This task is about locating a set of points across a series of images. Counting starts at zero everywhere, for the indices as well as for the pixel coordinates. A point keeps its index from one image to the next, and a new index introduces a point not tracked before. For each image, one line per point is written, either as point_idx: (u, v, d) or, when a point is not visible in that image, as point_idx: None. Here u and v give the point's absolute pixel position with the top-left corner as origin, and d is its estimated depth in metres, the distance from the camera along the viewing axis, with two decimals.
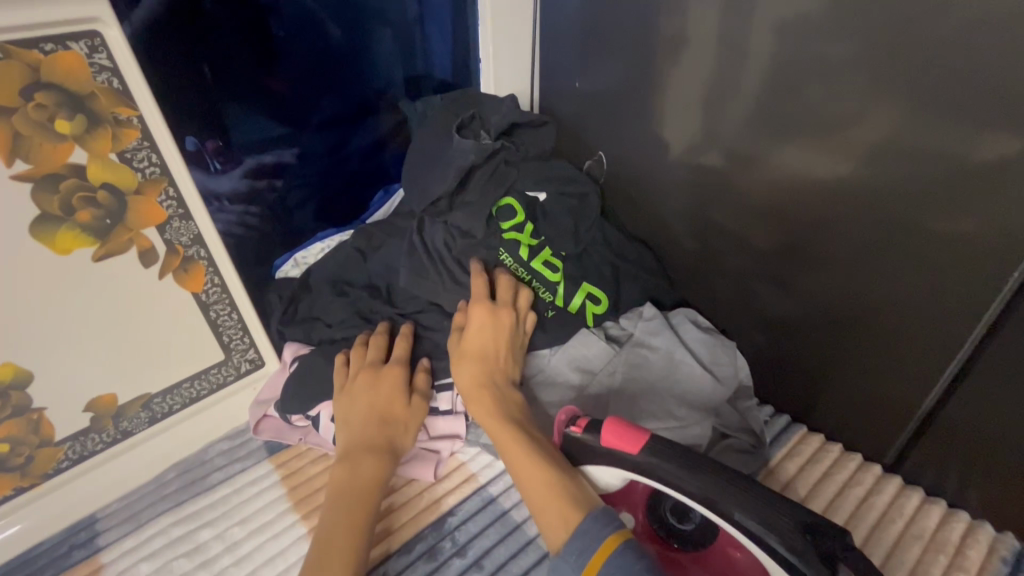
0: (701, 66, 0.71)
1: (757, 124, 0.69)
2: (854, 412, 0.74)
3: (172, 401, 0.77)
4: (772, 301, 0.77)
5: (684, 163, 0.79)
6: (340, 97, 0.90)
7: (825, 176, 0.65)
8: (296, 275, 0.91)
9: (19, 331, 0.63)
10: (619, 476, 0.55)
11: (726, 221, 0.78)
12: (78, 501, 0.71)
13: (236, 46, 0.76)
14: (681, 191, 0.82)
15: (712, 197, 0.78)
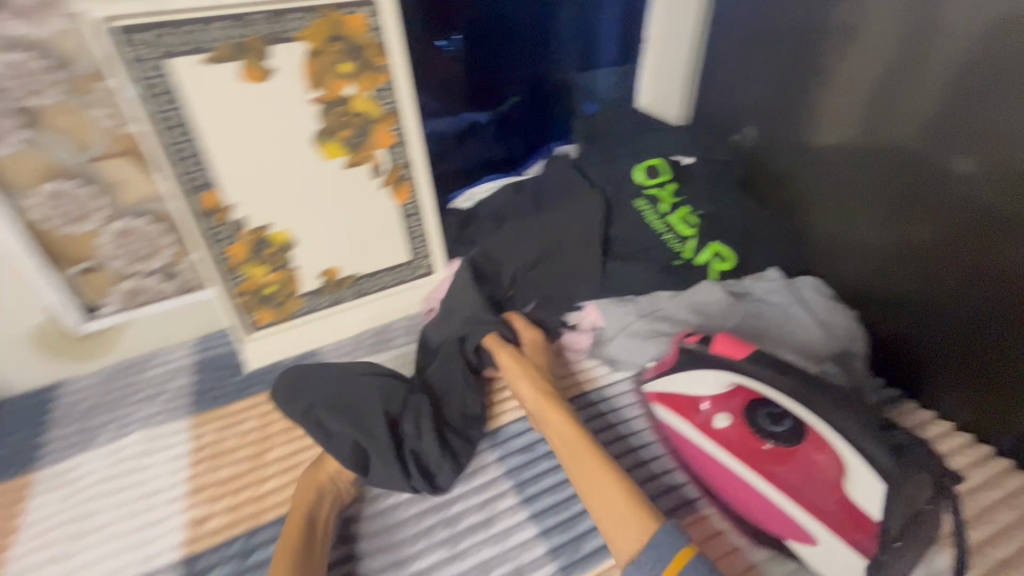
0: (876, 50, 0.76)
1: (934, 108, 0.71)
2: (980, 408, 0.73)
3: (373, 284, 1.00)
4: (913, 289, 0.78)
5: (845, 144, 0.83)
6: (516, 68, 1.10)
7: (1004, 173, 0.65)
8: (467, 207, 1.12)
9: (294, 207, 0.89)
10: (722, 381, 0.64)
11: (881, 207, 0.80)
12: (305, 339, 0.97)
13: (421, 24, 0.97)
14: (836, 173, 0.86)
15: (872, 183, 0.81)
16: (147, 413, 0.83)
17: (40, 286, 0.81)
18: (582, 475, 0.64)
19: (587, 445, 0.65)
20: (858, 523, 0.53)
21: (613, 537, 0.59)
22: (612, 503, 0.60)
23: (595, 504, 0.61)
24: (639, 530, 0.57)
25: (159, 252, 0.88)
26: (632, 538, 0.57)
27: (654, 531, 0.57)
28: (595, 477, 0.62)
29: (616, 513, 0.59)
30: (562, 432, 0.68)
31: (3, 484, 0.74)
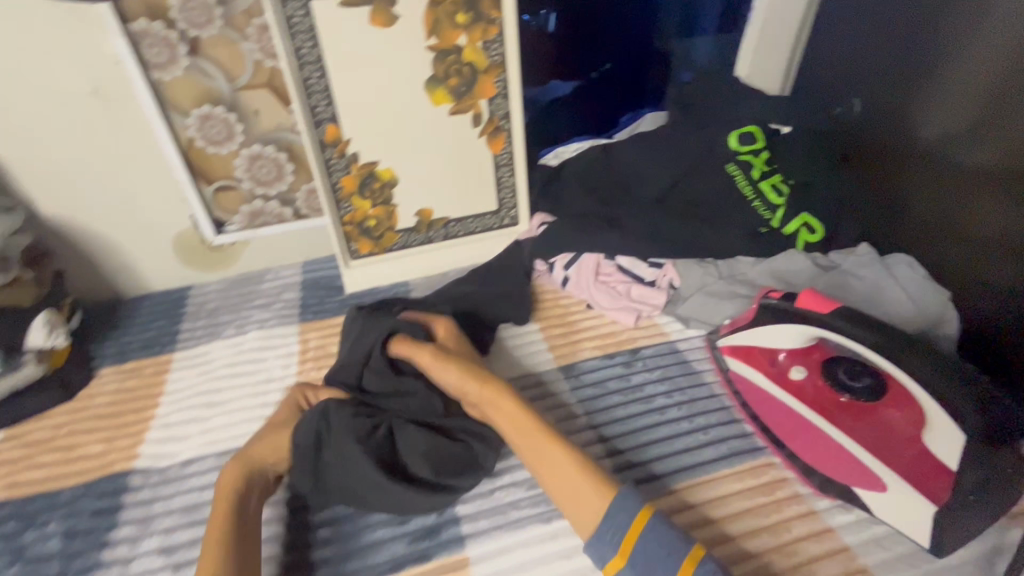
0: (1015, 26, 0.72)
1: None
2: None
3: (461, 229, 1.05)
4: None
5: (970, 122, 0.78)
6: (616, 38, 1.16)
7: None
8: (553, 164, 1.14)
9: (398, 147, 0.95)
10: (802, 336, 0.65)
11: (1005, 190, 0.75)
12: (396, 272, 1.04)
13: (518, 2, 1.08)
14: (957, 152, 0.81)
15: (998, 165, 0.75)
16: (263, 317, 0.94)
17: (187, 197, 0.94)
18: (536, 457, 0.61)
19: (536, 428, 0.62)
20: (935, 474, 0.55)
21: (573, 513, 0.58)
22: (569, 481, 0.59)
23: (551, 483, 0.60)
24: (598, 501, 0.57)
25: (281, 178, 0.98)
26: (590, 512, 0.57)
27: (610, 501, 0.56)
28: (551, 457, 0.60)
29: (572, 489, 0.58)
30: (510, 415, 0.64)
31: (149, 359, 0.87)
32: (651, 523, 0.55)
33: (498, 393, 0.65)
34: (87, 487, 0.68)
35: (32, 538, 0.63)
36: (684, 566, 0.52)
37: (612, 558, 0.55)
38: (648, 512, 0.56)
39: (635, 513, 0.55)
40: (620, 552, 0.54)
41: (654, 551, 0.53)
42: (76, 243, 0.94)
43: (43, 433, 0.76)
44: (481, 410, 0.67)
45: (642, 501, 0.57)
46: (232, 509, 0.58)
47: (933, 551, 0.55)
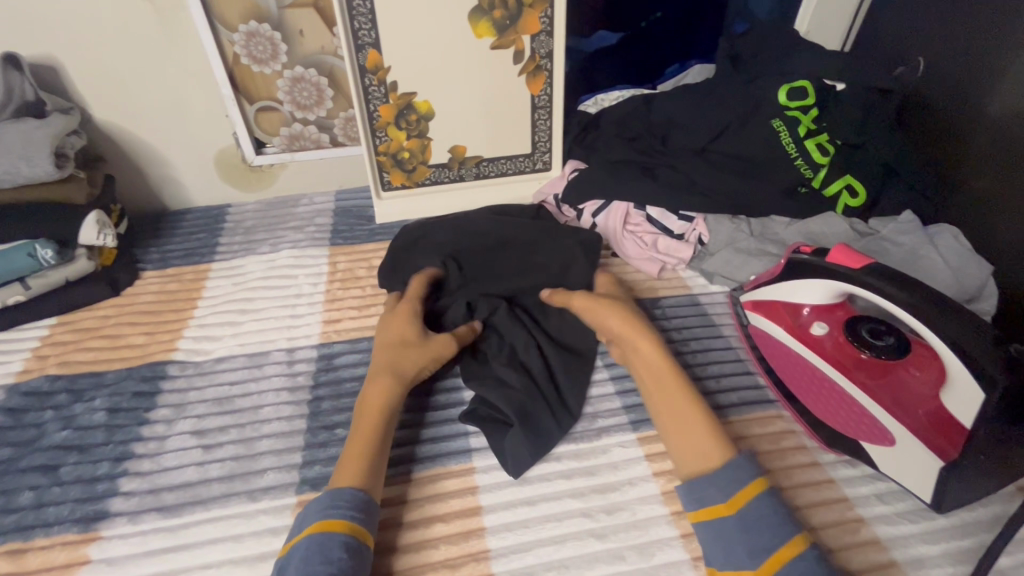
0: None
1: None
2: None
3: (492, 169, 1.04)
4: None
5: None
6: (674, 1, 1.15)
7: None
8: (592, 111, 1.10)
9: (435, 77, 0.94)
10: (829, 292, 0.64)
11: None
12: (426, 207, 1.03)
13: None
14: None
15: None
16: (296, 239, 0.97)
17: (231, 114, 0.97)
18: (667, 405, 0.60)
19: (678, 380, 0.60)
20: (945, 431, 0.55)
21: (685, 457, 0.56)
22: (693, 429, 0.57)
23: (674, 427, 0.58)
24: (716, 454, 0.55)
25: (321, 103, 1.00)
26: (705, 461, 0.55)
27: (732, 457, 0.54)
28: (683, 406, 0.58)
29: (695, 443, 0.56)
30: (656, 362, 0.62)
31: (189, 266, 0.92)
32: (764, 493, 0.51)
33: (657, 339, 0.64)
34: (129, 371, 0.73)
35: (80, 409, 0.68)
36: (781, 550, 0.47)
37: (715, 502, 0.51)
38: (761, 485, 0.51)
39: (750, 476, 0.52)
40: (727, 500, 0.51)
41: (762, 516, 0.49)
42: (127, 151, 0.98)
43: (91, 323, 0.82)
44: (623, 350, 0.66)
45: (757, 471, 0.53)
46: (384, 418, 0.59)
47: (932, 505, 0.56)
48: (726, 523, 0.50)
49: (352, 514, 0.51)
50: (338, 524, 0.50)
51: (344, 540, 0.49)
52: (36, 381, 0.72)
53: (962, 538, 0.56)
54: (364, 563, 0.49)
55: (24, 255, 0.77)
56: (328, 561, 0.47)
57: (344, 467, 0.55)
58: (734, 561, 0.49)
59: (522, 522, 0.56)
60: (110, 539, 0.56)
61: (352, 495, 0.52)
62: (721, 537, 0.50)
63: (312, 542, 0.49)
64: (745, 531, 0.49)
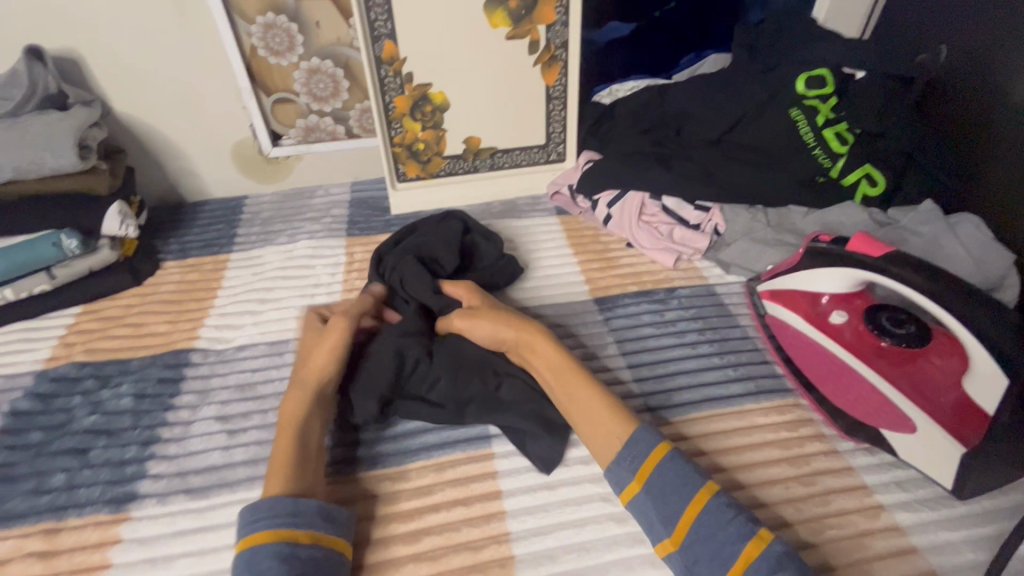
0: None
1: None
2: None
3: (506, 160, 1.04)
4: None
5: None
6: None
7: None
8: (606, 101, 1.09)
9: (450, 68, 0.94)
10: (848, 280, 0.64)
11: None
12: (441, 197, 1.04)
13: None
14: None
15: None
16: (313, 229, 0.98)
17: (248, 106, 0.98)
18: (572, 400, 0.59)
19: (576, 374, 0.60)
20: (967, 417, 0.55)
21: (598, 445, 0.56)
22: (592, 412, 0.58)
23: (579, 420, 0.58)
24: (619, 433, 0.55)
25: (337, 95, 1.00)
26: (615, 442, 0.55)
27: (630, 430, 0.55)
28: (581, 395, 0.59)
29: (603, 431, 0.56)
30: (553, 360, 0.61)
31: (209, 257, 0.93)
32: (667, 457, 0.53)
33: (536, 337, 0.63)
34: (153, 359, 0.74)
35: (106, 395, 0.70)
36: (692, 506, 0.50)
37: (629, 482, 0.53)
38: (711, 488, 0.51)
39: (653, 441, 0.54)
40: (636, 475, 0.53)
41: (668, 480, 0.51)
42: (147, 144, 0.99)
43: (115, 312, 0.83)
44: (520, 354, 0.65)
45: (660, 436, 0.55)
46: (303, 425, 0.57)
47: (953, 491, 0.56)
48: (638, 500, 0.52)
49: (277, 520, 0.49)
50: (261, 535, 0.48)
51: (271, 548, 0.47)
52: (63, 368, 0.74)
53: (984, 525, 0.56)
54: (304, 560, 0.48)
55: (50, 244, 0.79)
56: (257, 572, 0.46)
57: (274, 466, 0.54)
58: (658, 534, 0.51)
59: (543, 506, 0.57)
60: (140, 520, 0.57)
61: (270, 504, 0.50)
62: (643, 516, 0.52)
63: (241, 558, 0.47)
64: (657, 500, 0.51)
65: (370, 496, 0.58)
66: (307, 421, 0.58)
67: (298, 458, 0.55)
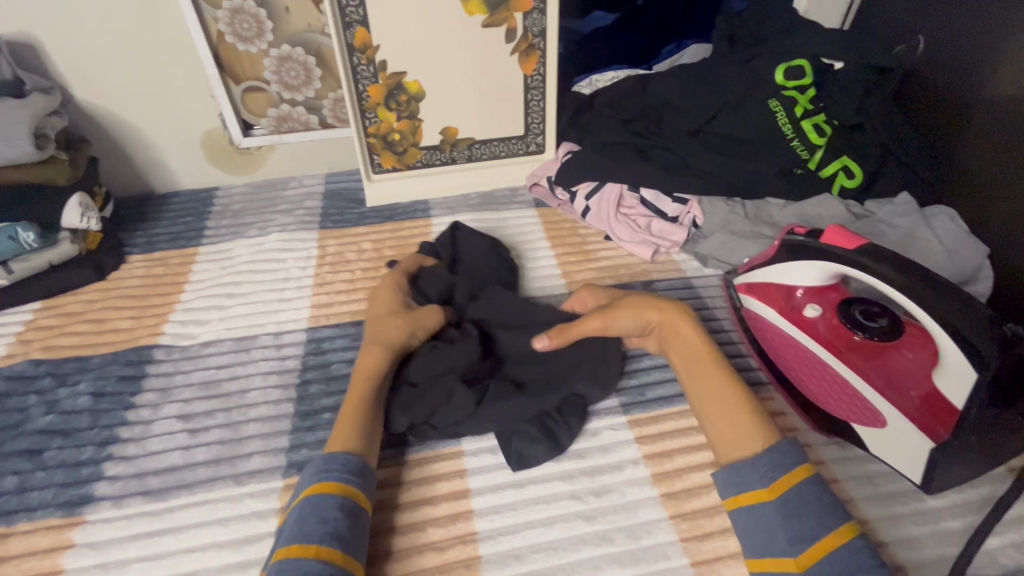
0: None
1: None
2: None
3: (484, 151, 1.02)
4: None
5: None
6: None
7: None
8: (586, 92, 1.08)
9: (424, 56, 0.92)
10: (822, 273, 0.63)
11: None
12: (417, 189, 1.01)
13: None
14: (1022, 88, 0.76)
15: None
16: (285, 222, 0.95)
17: (217, 95, 0.95)
18: (706, 387, 0.58)
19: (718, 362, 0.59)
20: (937, 411, 0.54)
21: (723, 443, 0.54)
22: (727, 405, 0.56)
23: (708, 411, 0.57)
24: (755, 441, 0.53)
25: (309, 84, 0.98)
26: (747, 445, 0.53)
27: (772, 441, 0.52)
28: (723, 387, 0.57)
29: (736, 424, 0.54)
30: (694, 346, 0.60)
31: (176, 250, 0.90)
32: (808, 480, 0.49)
33: (685, 323, 0.61)
34: (114, 356, 0.72)
35: (64, 393, 0.67)
36: (823, 541, 0.45)
37: (758, 488, 0.50)
38: (854, 527, 0.47)
39: (797, 462, 0.50)
40: (769, 486, 0.49)
41: (810, 504, 0.47)
42: (111, 133, 0.96)
43: (76, 307, 0.80)
44: (660, 338, 0.64)
45: (802, 458, 0.51)
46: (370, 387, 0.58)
47: (922, 485, 0.55)
48: (766, 512, 0.48)
49: (347, 475, 0.50)
50: (335, 486, 0.49)
51: (339, 501, 0.48)
52: (20, 366, 0.71)
53: (952, 519, 0.56)
54: (362, 526, 0.49)
55: (6, 238, 0.76)
56: (324, 522, 0.47)
57: (341, 423, 0.55)
58: (774, 551, 0.47)
59: (511, 505, 0.56)
60: (95, 523, 0.55)
61: (347, 459, 0.52)
62: (760, 527, 0.48)
63: (309, 502, 0.48)
64: (790, 517, 0.47)
65: None
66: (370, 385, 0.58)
67: (363, 426, 0.55)
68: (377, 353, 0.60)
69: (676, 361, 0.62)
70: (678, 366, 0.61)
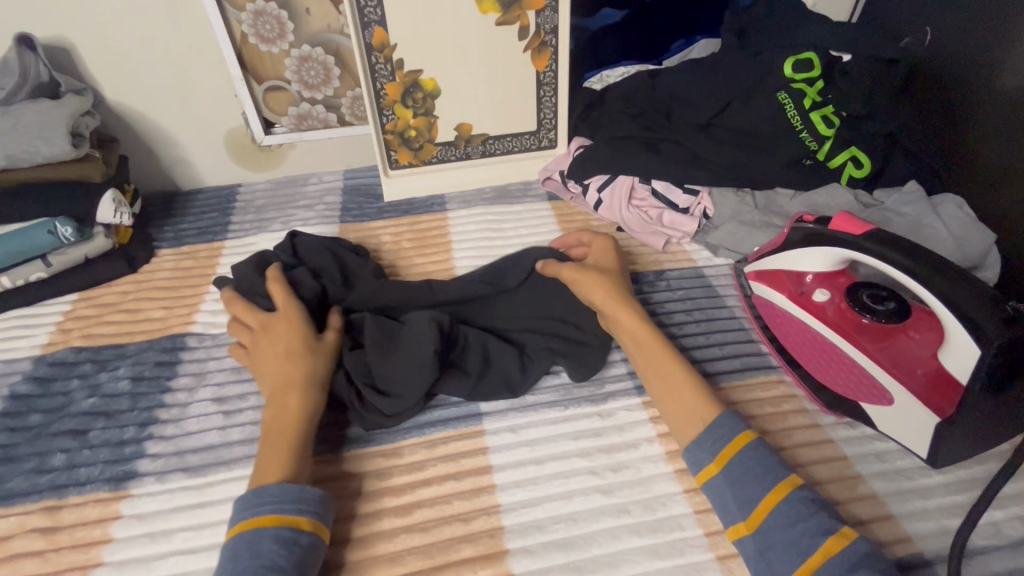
0: None
1: None
2: None
3: (498, 147, 1.05)
4: None
5: None
6: None
7: None
8: (597, 87, 1.10)
9: (440, 54, 0.95)
10: (831, 259, 0.65)
11: None
12: (433, 184, 1.04)
13: None
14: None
15: None
16: (307, 217, 0.98)
17: (240, 94, 0.99)
18: (652, 368, 0.61)
19: (659, 343, 0.61)
20: (943, 388, 0.56)
21: (676, 423, 0.57)
22: (674, 387, 0.59)
23: (657, 391, 0.60)
24: (700, 419, 0.56)
25: (328, 83, 1.01)
26: (692, 424, 0.56)
27: (713, 417, 0.55)
28: (665, 368, 0.60)
29: (679, 402, 0.58)
30: (635, 329, 0.63)
31: (204, 244, 0.94)
32: (750, 445, 0.52)
33: (624, 306, 0.64)
34: (149, 343, 0.76)
35: (104, 378, 0.71)
36: (770, 496, 0.49)
37: (706, 463, 0.53)
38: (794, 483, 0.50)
39: (734, 432, 0.53)
40: (716, 458, 0.53)
41: (749, 469, 0.51)
42: (140, 133, 1.00)
43: (111, 298, 0.84)
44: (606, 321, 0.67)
45: (743, 427, 0.54)
46: (297, 416, 0.57)
47: (928, 460, 0.57)
48: (717, 484, 0.52)
49: (284, 505, 0.50)
50: (266, 518, 0.49)
51: (273, 533, 0.48)
52: (61, 353, 0.75)
53: (958, 493, 0.58)
54: (306, 549, 0.49)
55: (46, 232, 0.80)
56: (260, 555, 0.47)
57: (267, 458, 0.54)
58: (733, 517, 0.50)
59: (532, 480, 0.58)
60: (140, 497, 0.59)
61: (279, 489, 0.50)
62: (717, 497, 0.52)
63: (242, 539, 0.48)
64: (736, 485, 0.51)
65: (363, 472, 0.60)
66: (296, 420, 0.56)
67: (292, 444, 0.55)
68: (279, 367, 0.60)
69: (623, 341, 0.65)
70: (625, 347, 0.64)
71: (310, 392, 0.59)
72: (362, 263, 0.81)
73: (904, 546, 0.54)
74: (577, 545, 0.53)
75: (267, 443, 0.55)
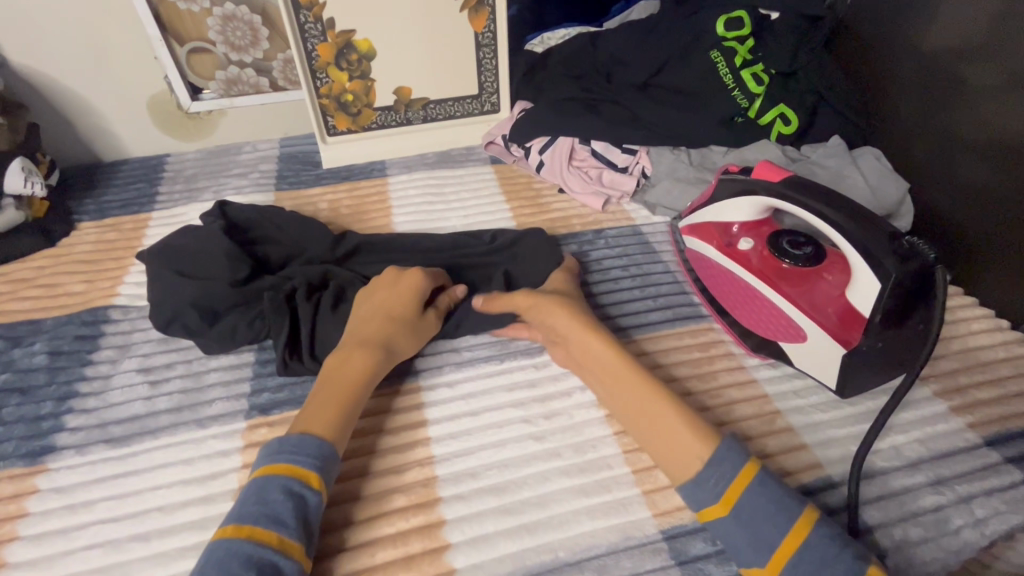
0: None
1: None
2: (998, 273, 0.75)
3: (439, 111, 1.03)
4: (971, 174, 0.78)
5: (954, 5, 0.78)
6: None
7: None
8: (539, 50, 1.09)
9: (372, 14, 0.92)
10: (753, 207, 0.67)
11: (974, 73, 0.76)
12: (373, 150, 1.02)
13: None
14: (938, 33, 0.81)
15: (973, 44, 0.76)
16: (240, 185, 0.95)
17: (160, 58, 0.93)
18: (631, 403, 0.55)
19: (636, 377, 0.56)
20: (850, 324, 0.60)
21: (666, 460, 0.52)
22: (660, 425, 0.53)
23: (636, 425, 0.55)
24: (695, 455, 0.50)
25: (256, 44, 0.96)
26: (687, 461, 0.50)
27: (713, 451, 0.50)
28: (649, 406, 0.54)
29: (669, 435, 0.52)
30: (606, 361, 0.58)
31: (129, 216, 0.89)
32: (755, 479, 0.48)
33: (593, 340, 0.59)
34: (68, 318, 0.72)
35: (18, 354, 0.67)
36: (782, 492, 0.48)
37: (710, 504, 0.48)
38: (812, 515, 0.47)
39: (739, 467, 0.49)
40: (722, 499, 0.48)
41: (757, 504, 0.47)
42: (52, 100, 0.94)
43: (26, 274, 0.79)
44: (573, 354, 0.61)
45: (746, 456, 0.50)
46: (354, 382, 0.56)
47: (837, 390, 0.62)
48: (724, 525, 0.48)
49: (301, 457, 0.49)
50: (279, 467, 0.48)
51: (283, 482, 0.47)
52: None
53: (864, 423, 0.62)
54: (310, 509, 0.47)
55: None
56: (265, 502, 0.46)
57: (314, 409, 0.53)
58: (745, 562, 0.47)
59: (466, 431, 0.59)
60: (58, 470, 0.57)
61: (317, 446, 0.50)
62: (725, 538, 0.48)
63: (256, 484, 0.48)
64: (749, 528, 0.47)
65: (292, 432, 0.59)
66: (350, 384, 0.56)
67: (340, 403, 0.54)
68: (376, 324, 0.61)
69: (595, 378, 0.59)
70: (597, 382, 0.59)
71: (379, 358, 0.58)
72: (301, 223, 0.78)
73: (813, 472, 0.57)
74: (508, 490, 0.54)
75: (320, 398, 0.54)
